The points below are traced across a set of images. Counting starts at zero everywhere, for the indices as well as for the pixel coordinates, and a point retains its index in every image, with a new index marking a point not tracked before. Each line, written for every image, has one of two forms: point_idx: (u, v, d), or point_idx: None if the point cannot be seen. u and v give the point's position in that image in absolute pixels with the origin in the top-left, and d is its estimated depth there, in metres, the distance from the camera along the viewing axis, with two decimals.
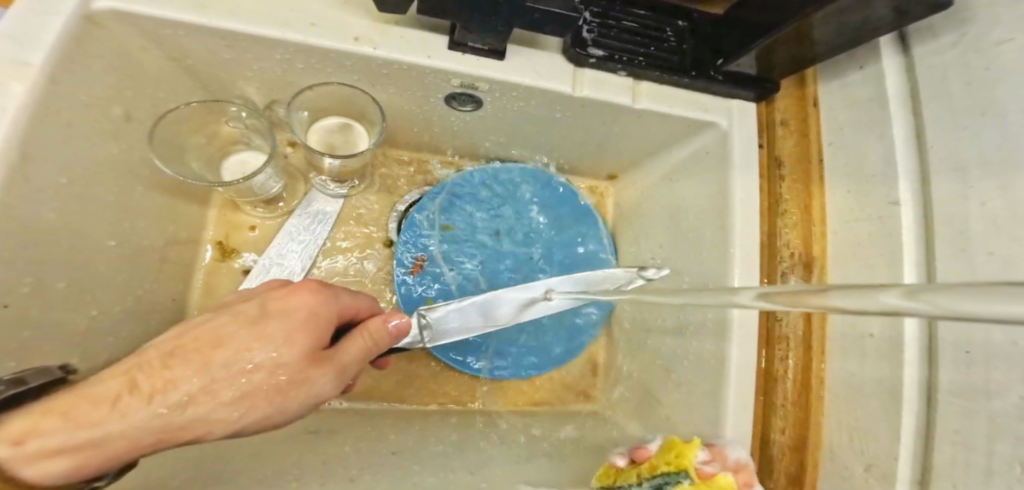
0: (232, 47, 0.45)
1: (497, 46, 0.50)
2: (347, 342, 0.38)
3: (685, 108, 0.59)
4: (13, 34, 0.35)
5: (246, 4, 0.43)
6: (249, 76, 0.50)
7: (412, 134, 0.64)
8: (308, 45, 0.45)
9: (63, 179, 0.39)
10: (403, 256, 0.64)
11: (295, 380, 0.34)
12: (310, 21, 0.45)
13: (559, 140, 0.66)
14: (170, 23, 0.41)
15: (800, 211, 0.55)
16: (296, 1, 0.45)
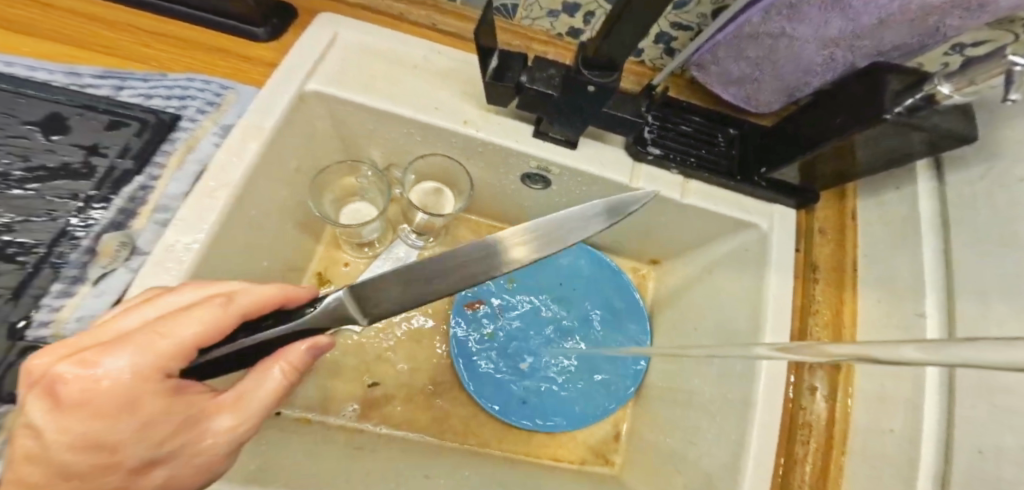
0: (379, 121, 0.59)
1: (573, 138, 0.61)
2: (262, 379, 0.34)
3: (730, 208, 0.66)
4: (259, 107, 0.50)
5: (398, 91, 0.57)
6: (380, 143, 0.63)
7: (487, 203, 0.76)
8: (431, 125, 0.58)
9: (253, 209, 0.52)
10: (464, 296, 0.74)
11: (199, 430, 0.32)
12: (435, 106, 0.58)
13: (612, 223, 0.75)
14: (346, 101, 0.55)
15: (831, 313, 0.58)
16: (430, 91, 0.59)
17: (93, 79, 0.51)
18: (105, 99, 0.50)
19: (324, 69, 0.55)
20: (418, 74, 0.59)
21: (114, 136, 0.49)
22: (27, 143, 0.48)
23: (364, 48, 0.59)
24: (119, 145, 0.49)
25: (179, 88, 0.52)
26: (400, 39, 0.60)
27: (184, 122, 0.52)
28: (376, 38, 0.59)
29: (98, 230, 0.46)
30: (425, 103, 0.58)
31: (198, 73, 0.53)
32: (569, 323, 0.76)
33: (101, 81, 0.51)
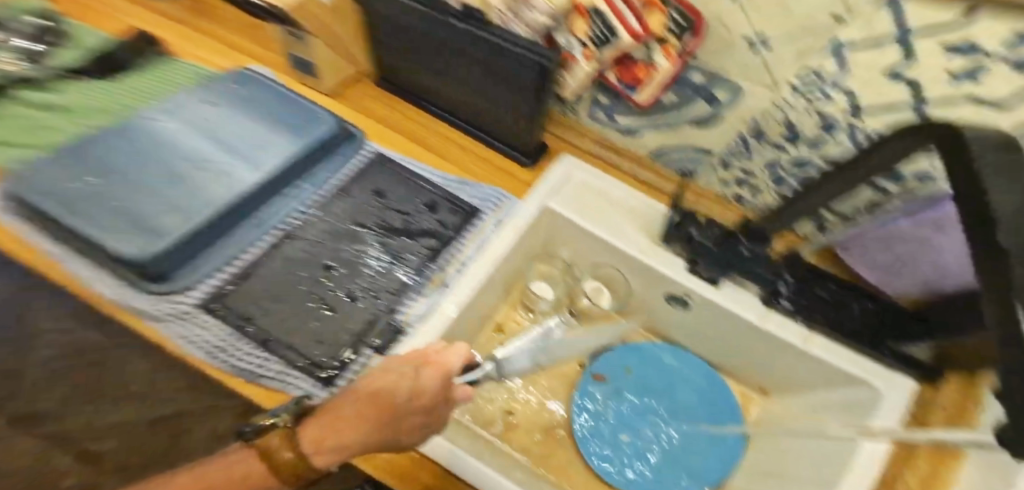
0: (585, 234, 0.85)
1: (718, 277, 0.80)
2: (428, 367, 0.51)
3: (849, 365, 0.76)
4: (520, 214, 0.82)
5: (601, 219, 0.85)
6: (574, 245, 0.89)
7: (635, 306, 0.95)
8: (616, 247, 0.83)
9: (500, 272, 0.81)
10: (598, 366, 0.94)
11: (422, 396, 0.49)
12: (622, 233, 0.84)
13: (733, 350, 0.90)
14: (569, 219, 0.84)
15: (940, 462, 0.59)
16: (620, 224, 0.85)
17: (454, 186, 0.83)
18: (451, 197, 0.81)
19: (559, 194, 0.85)
20: (617, 210, 0.86)
21: (449, 216, 0.80)
22: (409, 212, 0.79)
23: (586, 186, 0.88)
24: (451, 221, 0.79)
25: (488, 194, 0.82)
26: (609, 181, 0.88)
27: (488, 214, 0.81)
28: (596, 179, 0.88)
29: (422, 278, 0.73)
30: (618, 231, 0.84)
31: (494, 186, 0.84)
32: (678, 419, 0.90)
33: (456, 187, 0.82)
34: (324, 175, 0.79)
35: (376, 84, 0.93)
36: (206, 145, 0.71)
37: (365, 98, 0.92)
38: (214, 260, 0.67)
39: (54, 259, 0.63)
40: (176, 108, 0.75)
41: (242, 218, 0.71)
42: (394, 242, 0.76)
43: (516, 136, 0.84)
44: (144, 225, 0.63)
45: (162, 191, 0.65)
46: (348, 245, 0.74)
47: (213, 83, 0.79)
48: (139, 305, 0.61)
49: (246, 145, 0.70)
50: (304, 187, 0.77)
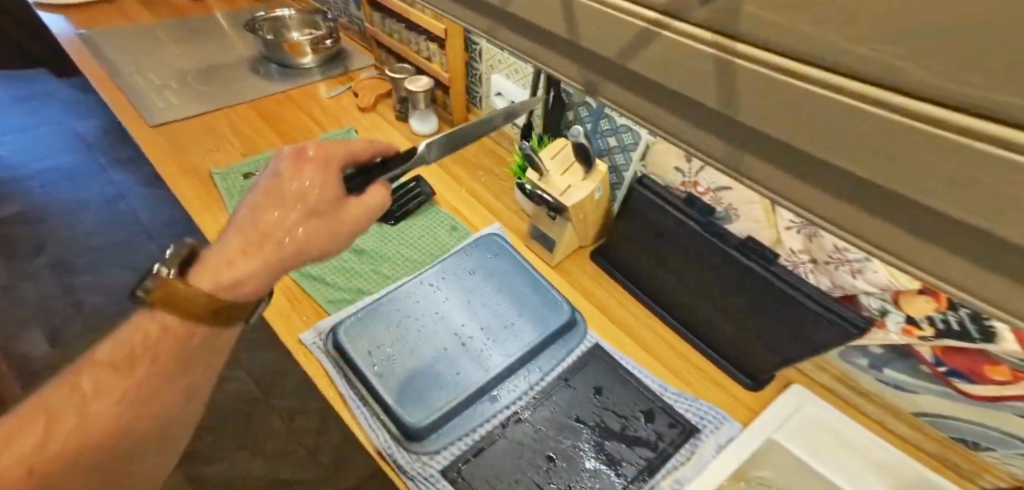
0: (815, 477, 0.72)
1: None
2: (312, 176, 0.51)
3: None
4: (744, 442, 0.73)
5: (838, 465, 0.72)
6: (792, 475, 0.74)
7: None
8: None
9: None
10: None
11: (324, 210, 0.51)
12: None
13: None
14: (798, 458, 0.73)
15: None
16: (862, 475, 0.71)
17: (670, 393, 0.77)
18: (666, 405, 0.76)
19: (789, 427, 0.75)
20: (855, 458, 0.72)
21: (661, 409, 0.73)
22: (628, 415, 0.75)
23: (818, 421, 0.75)
24: (669, 435, 0.73)
25: (707, 413, 0.75)
26: (865, 433, 0.73)
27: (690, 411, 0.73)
28: (851, 430, 0.73)
29: None
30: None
31: (713, 404, 0.76)
32: None
33: (670, 396, 0.77)
34: (551, 357, 0.80)
35: (590, 258, 0.91)
36: (466, 319, 0.81)
37: (585, 277, 0.89)
38: (460, 436, 0.72)
39: (347, 401, 0.73)
40: (449, 275, 0.85)
41: (482, 394, 0.75)
42: (611, 449, 0.72)
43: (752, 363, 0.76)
44: (432, 395, 0.73)
45: (437, 363, 0.76)
46: (567, 439, 0.72)
47: (471, 251, 0.89)
48: (403, 466, 0.69)
49: (503, 334, 0.80)
50: (532, 369, 0.79)
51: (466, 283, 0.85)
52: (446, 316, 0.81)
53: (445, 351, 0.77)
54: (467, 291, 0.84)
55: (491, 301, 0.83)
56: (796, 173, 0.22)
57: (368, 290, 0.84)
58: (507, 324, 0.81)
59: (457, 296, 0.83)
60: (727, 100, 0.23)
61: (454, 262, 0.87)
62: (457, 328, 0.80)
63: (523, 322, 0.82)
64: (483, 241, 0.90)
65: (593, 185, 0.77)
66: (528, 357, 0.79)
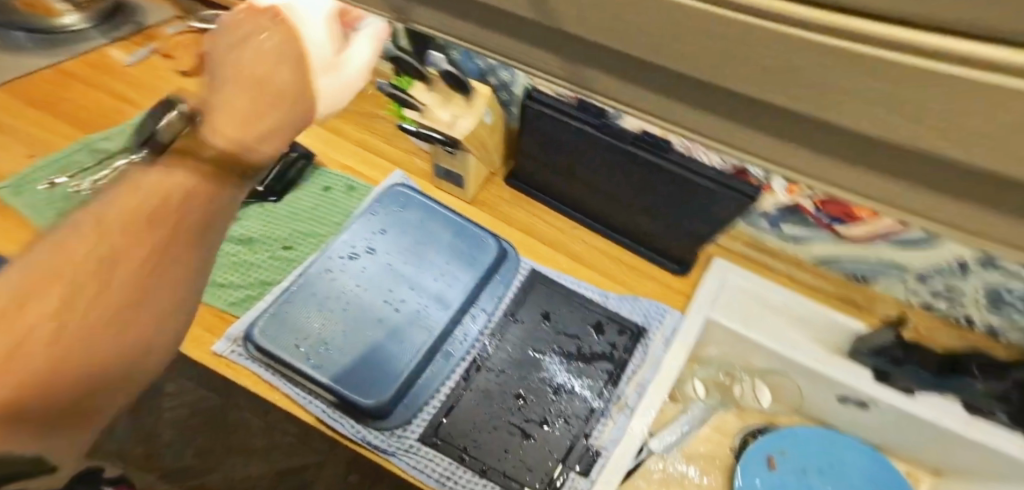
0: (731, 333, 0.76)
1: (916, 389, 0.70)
2: None
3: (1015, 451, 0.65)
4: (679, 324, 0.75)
5: (758, 323, 0.76)
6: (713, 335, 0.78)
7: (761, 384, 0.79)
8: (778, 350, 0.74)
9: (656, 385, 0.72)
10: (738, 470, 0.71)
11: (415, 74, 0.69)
12: (783, 338, 0.75)
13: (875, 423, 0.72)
14: (722, 325, 0.76)
15: None
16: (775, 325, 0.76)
17: (612, 299, 0.77)
18: (611, 314, 0.76)
19: (717, 301, 0.77)
20: (771, 312, 0.77)
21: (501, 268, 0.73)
22: (580, 334, 0.75)
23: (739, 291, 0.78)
24: (621, 342, 0.75)
25: (649, 310, 0.76)
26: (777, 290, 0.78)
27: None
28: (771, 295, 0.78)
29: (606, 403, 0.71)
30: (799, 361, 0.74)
31: (653, 299, 0.78)
32: None
33: (613, 302, 0.77)
34: (490, 297, 0.77)
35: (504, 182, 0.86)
36: (393, 283, 0.76)
37: (501, 202, 0.85)
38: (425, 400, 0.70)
39: (300, 402, 0.69)
40: (360, 241, 0.79)
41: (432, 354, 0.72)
42: (574, 371, 0.72)
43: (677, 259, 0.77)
44: (380, 371, 0.70)
45: (377, 336, 0.72)
46: (530, 373, 0.72)
47: (378, 211, 0.81)
48: (379, 444, 0.67)
49: (434, 285, 0.76)
50: (475, 314, 0.76)
51: (383, 244, 0.79)
52: (369, 286, 0.75)
53: (381, 321, 0.73)
54: (387, 252, 0.78)
55: (411, 253, 0.78)
56: (642, 87, 0.17)
57: (272, 278, 0.77)
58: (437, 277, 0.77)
59: (376, 259, 0.77)
60: (541, 9, 0.16)
61: (365, 224, 0.80)
62: (386, 293, 0.75)
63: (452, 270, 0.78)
64: (390, 193, 0.82)
65: (481, 109, 0.70)
66: (468, 304, 0.76)
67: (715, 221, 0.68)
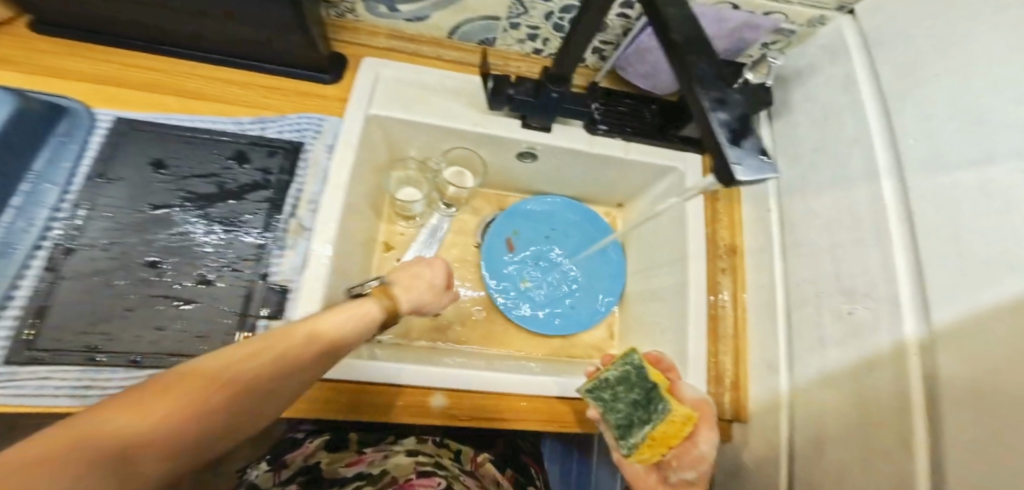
0: (439, 140, 0.69)
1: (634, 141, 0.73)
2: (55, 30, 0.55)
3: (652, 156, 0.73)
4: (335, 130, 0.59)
5: (436, 106, 0.66)
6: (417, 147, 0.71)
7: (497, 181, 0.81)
8: (489, 134, 0.68)
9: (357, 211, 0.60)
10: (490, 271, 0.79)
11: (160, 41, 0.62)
12: (475, 120, 0.67)
13: (573, 173, 0.79)
14: (402, 121, 0.64)
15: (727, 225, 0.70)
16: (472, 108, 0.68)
17: (251, 124, 0.56)
18: (247, 138, 0.55)
19: (371, 93, 0.63)
20: (442, 95, 0.67)
21: (310, 174, 0.56)
22: (206, 167, 0.53)
23: (376, 69, 0.64)
24: (273, 166, 0.55)
25: (299, 123, 0.58)
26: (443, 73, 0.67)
27: (314, 145, 0.57)
28: (610, 191, 0.84)
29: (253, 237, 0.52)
30: (660, 255, 0.77)
31: (300, 112, 0.59)
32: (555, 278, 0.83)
33: (251, 125, 0.56)
34: (276, 218, 0.54)
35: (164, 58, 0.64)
36: (115, 229, 0.50)
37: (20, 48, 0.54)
38: (162, 361, 0.46)
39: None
40: (42, 175, 0.50)
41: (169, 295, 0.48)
42: (216, 211, 0.52)
43: (523, 168, 0.77)
44: (83, 333, 0.45)
45: (86, 297, 0.46)
46: (156, 235, 0.50)
47: (29, 121, 0.49)
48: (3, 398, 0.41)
49: (64, 172, 0.51)
50: (241, 237, 0.52)
51: (93, 170, 0.52)
52: (77, 238, 0.48)
53: (91, 279, 0.47)
54: (102, 192, 0.51)
55: (137, 187, 0.52)
56: None
57: None
58: (184, 197, 0.52)
59: (81, 202, 0.50)
60: None
61: (21, 142, 0.49)
62: (103, 247, 0.49)
63: (218, 187, 0.53)
64: (77, 120, 0.52)
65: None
66: (240, 230, 0.52)
67: (558, 117, 0.69)
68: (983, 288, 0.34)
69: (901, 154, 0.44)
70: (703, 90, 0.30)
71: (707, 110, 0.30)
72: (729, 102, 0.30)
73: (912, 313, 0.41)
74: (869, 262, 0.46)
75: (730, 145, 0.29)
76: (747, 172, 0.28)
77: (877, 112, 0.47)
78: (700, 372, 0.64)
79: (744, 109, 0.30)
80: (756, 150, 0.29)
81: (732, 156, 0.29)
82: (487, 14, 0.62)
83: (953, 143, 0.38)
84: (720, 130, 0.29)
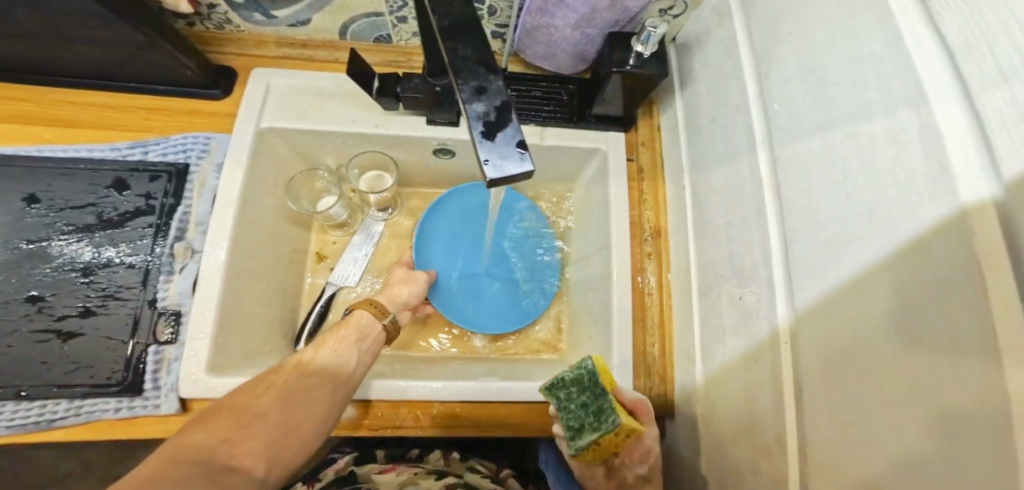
0: (341, 145, 0.66)
1: (551, 128, 0.67)
2: None
3: (574, 141, 0.67)
4: (222, 147, 0.58)
5: (332, 111, 0.63)
6: (321, 153, 0.67)
7: (419, 179, 0.75)
8: (392, 135, 0.65)
9: (252, 225, 0.58)
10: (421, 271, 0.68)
11: None
12: (376, 122, 0.64)
13: None
14: (297, 130, 0.62)
15: (653, 197, 0.61)
16: (369, 108, 0.64)
17: (129, 150, 0.56)
18: (129, 164, 0.56)
19: (266, 106, 0.61)
20: (335, 99, 0.64)
21: (197, 195, 0.56)
22: (87, 197, 0.54)
23: (266, 78, 0.62)
24: (157, 190, 0.55)
25: (183, 144, 0.57)
26: (334, 76, 0.64)
27: (200, 166, 0.57)
28: (546, 184, 0.75)
29: (135, 263, 0.53)
30: (588, 244, 0.67)
31: (183, 132, 0.58)
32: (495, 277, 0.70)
33: (132, 150, 0.56)
34: (161, 242, 0.54)
35: None
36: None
37: None
38: (52, 389, 0.47)
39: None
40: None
41: (54, 327, 0.49)
42: (97, 240, 0.53)
43: (443, 165, 0.72)
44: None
45: None
46: (34, 270, 0.51)
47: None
48: None
49: None
50: (119, 264, 0.52)
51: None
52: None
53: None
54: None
55: (11, 223, 0.52)
56: None
57: None
58: (63, 229, 0.52)
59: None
60: None
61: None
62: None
63: (98, 217, 0.53)
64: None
65: None
66: (120, 258, 0.52)
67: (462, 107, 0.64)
68: (832, 267, 0.27)
69: (769, 121, 0.38)
70: (459, 80, 0.30)
71: (465, 103, 0.30)
72: (489, 92, 0.30)
73: (780, 296, 0.31)
74: (752, 242, 0.37)
75: (481, 139, 0.29)
76: (496, 168, 0.28)
77: (752, 76, 0.42)
78: (626, 368, 0.55)
79: (502, 99, 0.30)
80: (511, 142, 0.29)
81: (482, 152, 0.28)
82: (368, 10, 0.59)
83: (804, 106, 0.33)
84: (473, 123, 0.29)
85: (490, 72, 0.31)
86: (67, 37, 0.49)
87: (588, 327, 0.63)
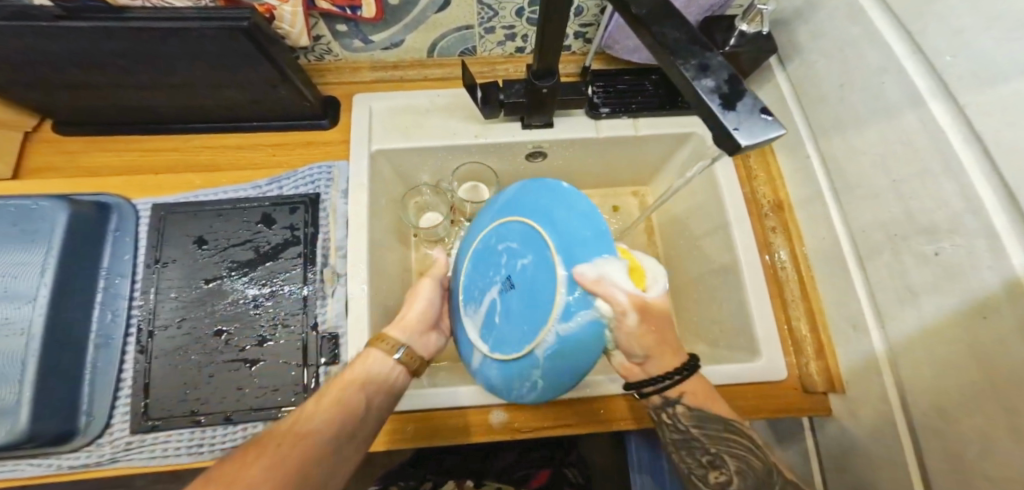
0: (440, 160, 0.67)
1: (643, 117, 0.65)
2: (70, 129, 0.59)
3: (670, 126, 0.65)
4: (342, 173, 0.60)
5: (431, 127, 0.64)
6: (422, 169, 0.68)
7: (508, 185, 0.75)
8: (490, 144, 0.65)
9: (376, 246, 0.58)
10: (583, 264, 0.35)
11: None
12: (475, 133, 0.64)
13: (589, 168, 0.72)
14: (404, 149, 0.63)
15: (767, 173, 0.61)
16: (466, 120, 0.65)
17: (270, 185, 0.59)
18: (275, 198, 0.57)
19: (373, 130, 0.63)
20: (433, 115, 0.65)
21: (332, 221, 0.58)
22: (246, 233, 0.56)
23: (368, 103, 0.64)
24: (302, 221, 0.57)
25: (313, 173, 0.59)
26: (427, 93, 0.66)
27: (330, 193, 0.59)
28: (635, 177, 0.75)
29: (292, 291, 0.54)
30: (694, 230, 0.66)
31: (310, 164, 0.61)
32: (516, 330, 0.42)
33: (273, 185, 0.59)
34: (311, 269, 0.55)
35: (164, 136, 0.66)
36: (181, 306, 0.54)
37: (54, 151, 0.59)
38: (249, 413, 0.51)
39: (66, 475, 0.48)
40: (111, 271, 0.53)
41: (240, 357, 0.52)
42: (260, 275, 0.55)
43: (534, 169, 0.72)
44: (179, 403, 0.51)
45: (172, 371, 0.52)
46: (216, 305, 0.54)
47: (82, 225, 0.52)
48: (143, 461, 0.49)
49: (128, 263, 0.54)
50: (282, 293, 0.54)
51: (148, 257, 0.55)
52: (154, 320, 0.53)
53: (173, 355, 0.52)
54: (162, 275, 0.54)
55: (188, 265, 0.55)
56: None
57: None
58: (231, 266, 0.55)
59: (147, 287, 0.54)
60: None
61: (83, 248, 0.52)
62: (177, 324, 0.53)
63: (255, 251, 0.55)
64: (122, 214, 0.55)
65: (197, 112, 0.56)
66: (281, 288, 0.55)
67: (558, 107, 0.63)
68: None
69: (939, 73, 0.38)
70: (678, 60, 0.27)
71: (689, 81, 0.26)
72: (712, 66, 0.26)
73: (1015, 245, 0.31)
74: (949, 193, 0.36)
75: (723, 111, 0.25)
76: (749, 134, 0.24)
77: (896, 36, 0.42)
78: (772, 346, 0.54)
79: (731, 71, 0.26)
80: (754, 110, 0.25)
81: (728, 120, 0.25)
82: (460, 24, 0.59)
83: (1000, 50, 0.33)
84: (708, 98, 0.25)
85: (705, 49, 0.27)
86: (211, 82, 0.51)
87: (711, 311, 0.62)
